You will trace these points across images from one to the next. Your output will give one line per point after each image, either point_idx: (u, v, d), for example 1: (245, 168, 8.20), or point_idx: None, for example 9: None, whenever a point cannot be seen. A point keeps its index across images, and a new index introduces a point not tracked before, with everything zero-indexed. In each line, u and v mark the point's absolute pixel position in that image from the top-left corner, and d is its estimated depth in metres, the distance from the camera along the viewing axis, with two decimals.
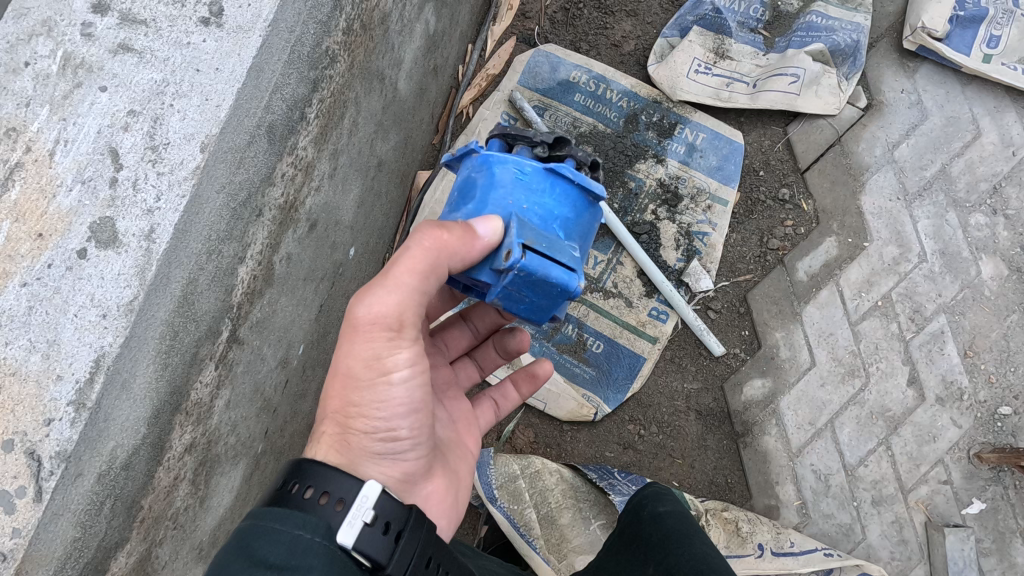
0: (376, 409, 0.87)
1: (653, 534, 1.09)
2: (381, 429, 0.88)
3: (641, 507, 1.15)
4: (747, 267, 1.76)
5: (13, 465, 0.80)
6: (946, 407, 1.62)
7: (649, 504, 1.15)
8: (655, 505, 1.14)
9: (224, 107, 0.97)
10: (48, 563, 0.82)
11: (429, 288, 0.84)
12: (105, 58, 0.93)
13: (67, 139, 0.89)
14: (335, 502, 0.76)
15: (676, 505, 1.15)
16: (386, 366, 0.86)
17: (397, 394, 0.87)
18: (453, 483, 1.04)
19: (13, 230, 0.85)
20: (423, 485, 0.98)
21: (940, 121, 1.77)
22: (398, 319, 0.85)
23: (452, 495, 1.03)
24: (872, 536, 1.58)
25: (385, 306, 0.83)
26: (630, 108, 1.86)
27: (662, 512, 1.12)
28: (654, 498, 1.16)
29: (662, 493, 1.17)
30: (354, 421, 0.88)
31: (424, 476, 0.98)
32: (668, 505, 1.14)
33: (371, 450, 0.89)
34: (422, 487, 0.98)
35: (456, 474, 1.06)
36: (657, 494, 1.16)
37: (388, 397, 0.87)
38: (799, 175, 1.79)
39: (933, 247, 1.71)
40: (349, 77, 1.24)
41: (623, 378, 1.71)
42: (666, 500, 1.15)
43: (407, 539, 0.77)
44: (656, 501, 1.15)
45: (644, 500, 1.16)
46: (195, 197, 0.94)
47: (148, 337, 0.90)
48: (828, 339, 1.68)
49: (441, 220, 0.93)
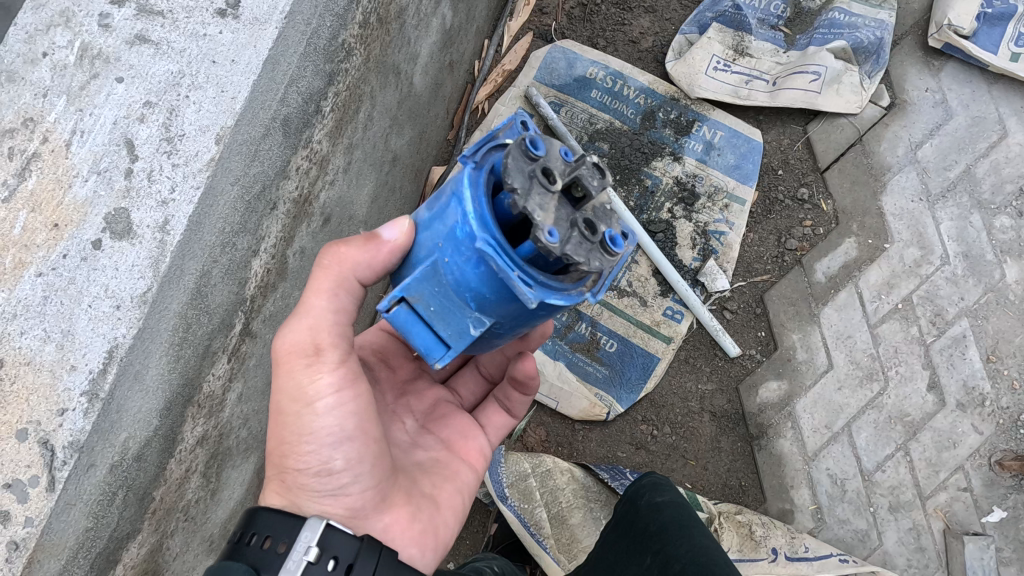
0: (304, 441, 0.85)
1: (651, 524, 1.07)
2: (314, 463, 0.86)
3: (640, 499, 1.13)
4: (764, 267, 1.74)
5: (27, 455, 0.81)
6: (967, 412, 1.59)
7: (647, 494, 1.12)
8: (653, 496, 1.11)
9: (239, 100, 0.97)
10: (61, 553, 0.83)
11: (344, 303, 0.87)
12: (121, 49, 0.93)
13: (83, 129, 0.89)
14: (279, 544, 0.75)
15: (674, 495, 1.12)
16: (310, 396, 0.85)
17: (321, 424, 0.85)
18: (430, 515, 0.96)
19: (29, 221, 0.85)
20: (381, 518, 0.90)
21: (965, 121, 1.74)
22: (312, 339, 0.85)
23: (426, 525, 0.95)
24: (889, 543, 1.55)
25: (298, 337, 0.85)
26: (647, 105, 1.83)
27: (660, 502, 1.10)
28: (652, 488, 1.13)
29: (660, 483, 1.15)
30: (288, 459, 0.87)
31: (380, 507, 0.90)
32: (666, 495, 1.11)
33: (309, 487, 0.87)
34: (381, 519, 0.90)
35: (432, 500, 0.98)
36: (655, 485, 1.14)
37: (313, 428, 0.85)
38: (819, 174, 1.77)
39: (956, 250, 1.67)
40: (364, 71, 1.23)
41: (636, 378, 1.69)
42: (664, 490, 1.13)
43: (358, 571, 0.73)
44: (654, 492, 1.12)
45: (643, 491, 1.14)
46: (209, 188, 0.94)
47: (161, 328, 0.90)
48: (846, 341, 1.66)
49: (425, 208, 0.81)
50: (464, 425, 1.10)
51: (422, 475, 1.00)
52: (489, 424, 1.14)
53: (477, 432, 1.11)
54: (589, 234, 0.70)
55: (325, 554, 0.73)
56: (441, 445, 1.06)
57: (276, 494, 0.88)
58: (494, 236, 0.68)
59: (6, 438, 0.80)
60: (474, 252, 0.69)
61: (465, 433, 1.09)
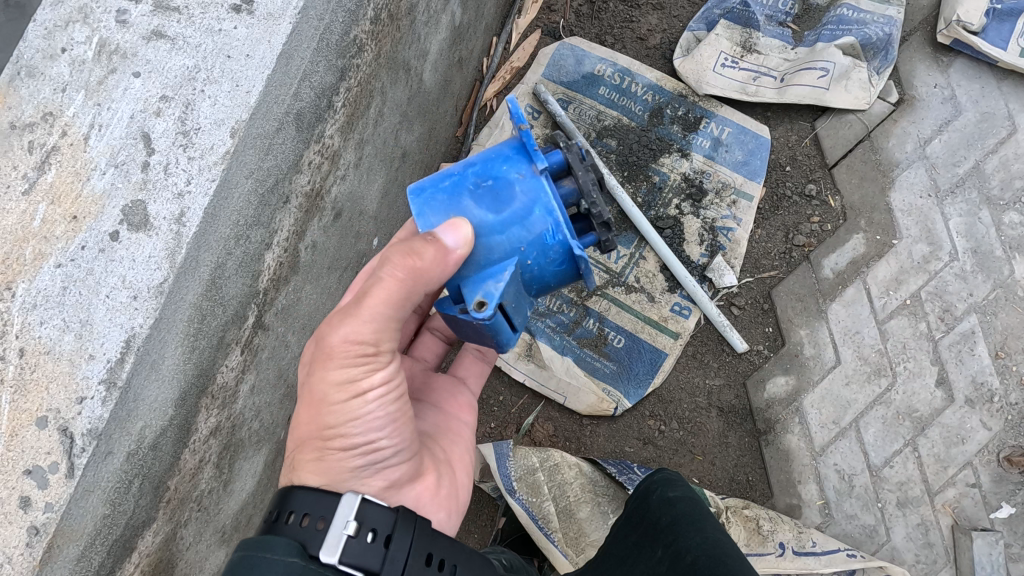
0: (353, 424, 0.85)
1: (663, 517, 1.07)
2: (361, 444, 0.86)
3: (652, 494, 1.13)
4: (771, 263, 1.74)
5: (47, 442, 0.82)
6: (976, 408, 1.59)
7: (659, 489, 1.12)
8: (665, 490, 1.11)
9: (253, 93, 0.98)
10: (78, 538, 0.84)
11: (399, 312, 0.84)
12: (138, 44, 0.95)
13: (101, 124, 0.92)
14: (319, 521, 0.76)
15: (686, 490, 1.12)
16: (362, 387, 0.84)
17: (371, 409, 0.85)
18: (453, 483, 1.01)
19: (49, 213, 0.87)
20: (415, 487, 0.94)
21: (974, 117, 1.73)
22: (374, 336, 0.83)
23: (444, 490, 0.99)
24: (896, 538, 1.55)
25: (352, 336, 0.82)
26: (655, 101, 1.84)
27: (673, 497, 1.10)
28: (665, 483, 1.13)
29: (672, 479, 1.15)
30: (332, 441, 0.86)
31: (413, 478, 0.94)
32: (678, 490, 1.11)
33: (355, 468, 0.87)
34: (414, 489, 0.94)
35: (447, 462, 1.03)
36: (667, 480, 1.14)
37: (360, 413, 0.85)
38: (827, 171, 1.77)
39: (964, 246, 1.67)
40: (375, 67, 1.24)
41: (644, 373, 1.70)
42: (676, 485, 1.13)
43: (397, 542, 0.74)
44: (666, 486, 1.12)
45: (655, 486, 1.14)
46: (224, 181, 0.95)
47: (177, 318, 0.91)
48: (854, 337, 1.66)
49: (456, 191, 0.86)
50: (448, 380, 1.16)
51: (432, 442, 1.03)
52: (467, 375, 1.20)
53: (460, 386, 1.17)
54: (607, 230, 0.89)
55: (363, 527, 0.74)
56: (435, 409, 1.10)
57: (311, 474, 0.86)
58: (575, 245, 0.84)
59: (27, 425, 0.82)
60: (561, 256, 0.84)
61: (452, 391, 1.15)
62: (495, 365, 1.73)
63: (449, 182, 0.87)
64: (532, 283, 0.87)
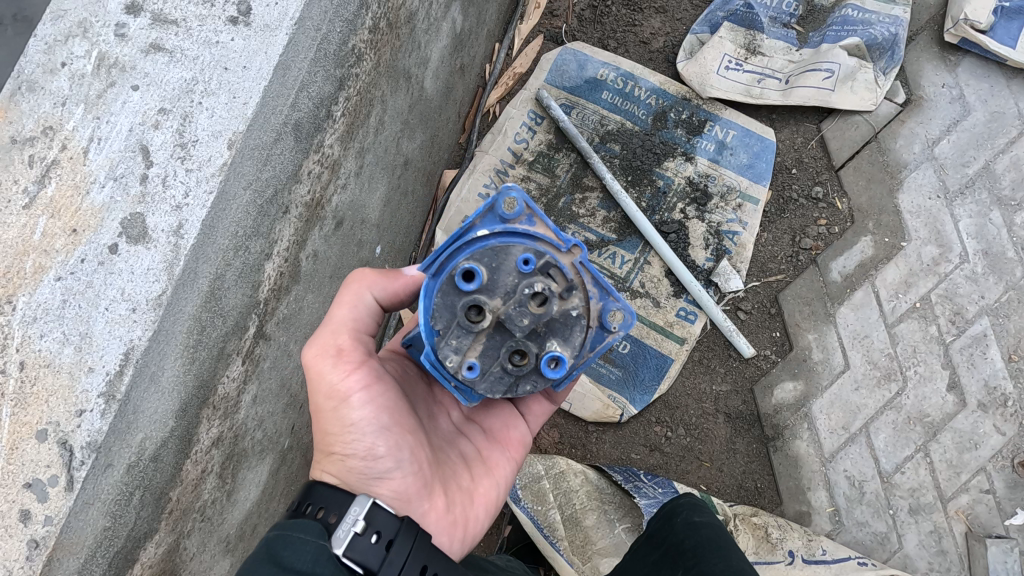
0: (349, 432, 0.89)
1: (685, 541, 1.06)
2: (361, 449, 0.89)
3: (675, 515, 1.14)
4: (778, 266, 1.72)
5: (47, 455, 0.83)
6: (989, 413, 1.57)
7: (683, 513, 1.13)
8: (690, 514, 1.12)
9: (250, 105, 0.98)
10: (78, 551, 0.84)
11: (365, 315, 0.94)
12: (137, 57, 0.96)
13: (101, 137, 0.92)
14: (330, 514, 0.79)
15: (712, 519, 1.13)
16: (345, 393, 0.89)
17: (359, 416, 0.89)
18: (463, 506, 0.99)
19: (49, 226, 0.88)
20: (424, 505, 0.93)
21: (984, 116, 1.71)
22: (334, 342, 0.91)
23: (457, 516, 0.98)
24: (909, 546, 1.52)
25: (321, 341, 0.92)
26: (658, 105, 1.83)
27: (697, 521, 1.10)
28: (690, 508, 1.14)
29: (698, 504, 1.16)
30: (335, 445, 0.91)
31: (422, 492, 0.93)
32: (703, 517, 1.12)
33: (359, 470, 0.90)
34: (422, 505, 0.93)
35: (470, 494, 1.01)
36: (693, 506, 1.15)
37: (351, 420, 0.89)
38: (833, 173, 1.75)
39: (975, 247, 1.64)
40: (375, 76, 1.24)
41: (649, 380, 1.68)
42: (703, 511, 1.14)
43: (398, 547, 0.76)
44: (691, 511, 1.13)
45: (680, 508, 1.15)
46: (222, 193, 0.95)
47: (176, 330, 0.91)
48: (863, 341, 1.63)
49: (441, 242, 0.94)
50: (504, 415, 1.10)
51: (462, 468, 1.03)
52: (530, 412, 1.12)
53: (519, 422, 1.11)
54: (511, 368, 0.82)
55: (369, 527, 0.77)
56: (480, 436, 1.08)
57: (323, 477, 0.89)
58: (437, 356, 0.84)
59: (27, 438, 0.83)
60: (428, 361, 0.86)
61: (503, 425, 1.10)
62: None
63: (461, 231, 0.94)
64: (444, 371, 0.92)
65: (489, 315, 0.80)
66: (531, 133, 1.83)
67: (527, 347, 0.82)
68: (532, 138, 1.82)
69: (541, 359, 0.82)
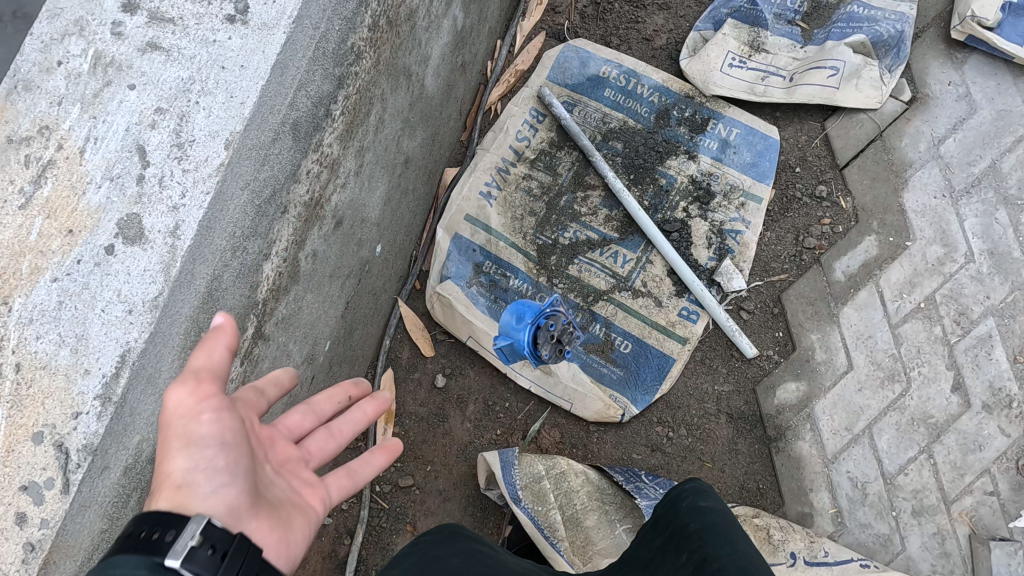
0: (189, 450, 0.77)
1: (689, 524, 0.96)
2: (197, 475, 0.77)
3: (681, 500, 1.02)
4: (781, 266, 1.71)
5: (43, 458, 0.83)
6: (993, 414, 1.55)
7: (689, 497, 1.02)
8: (695, 499, 1.01)
9: (248, 104, 0.97)
10: (76, 554, 0.83)
11: (226, 363, 0.82)
12: (133, 56, 0.95)
13: (97, 137, 0.91)
14: (167, 534, 0.69)
15: (720, 503, 1.01)
16: (196, 411, 0.79)
17: (207, 432, 0.79)
18: (295, 524, 0.86)
19: (45, 227, 0.88)
20: (252, 522, 0.79)
21: (991, 114, 1.69)
22: (198, 367, 0.80)
23: (287, 534, 0.84)
24: (912, 548, 1.51)
25: (182, 389, 0.79)
26: (661, 103, 1.81)
27: (702, 506, 0.99)
28: (697, 492, 1.03)
29: (704, 488, 1.04)
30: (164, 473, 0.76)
31: (252, 510, 0.80)
32: (710, 501, 1.00)
33: (184, 495, 0.74)
34: (250, 523, 0.79)
35: (296, 513, 0.88)
36: (699, 489, 1.04)
37: (199, 436, 0.78)
38: (837, 171, 1.73)
39: (981, 247, 1.63)
40: (375, 74, 1.22)
41: (651, 379, 1.67)
42: (710, 496, 1.02)
43: (232, 561, 0.71)
44: (697, 495, 1.01)
45: (685, 493, 1.04)
46: (219, 194, 0.94)
47: (173, 332, 0.90)
48: (867, 342, 1.62)
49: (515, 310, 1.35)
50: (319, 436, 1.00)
51: (292, 502, 0.89)
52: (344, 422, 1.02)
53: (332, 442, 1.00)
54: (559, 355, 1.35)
55: (206, 540, 0.70)
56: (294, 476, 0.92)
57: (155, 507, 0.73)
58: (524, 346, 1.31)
59: (24, 441, 0.83)
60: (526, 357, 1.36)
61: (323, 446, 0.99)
62: (500, 371, 1.70)
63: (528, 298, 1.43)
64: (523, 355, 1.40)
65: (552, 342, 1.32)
66: (532, 131, 1.82)
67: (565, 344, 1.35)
68: (534, 135, 1.81)
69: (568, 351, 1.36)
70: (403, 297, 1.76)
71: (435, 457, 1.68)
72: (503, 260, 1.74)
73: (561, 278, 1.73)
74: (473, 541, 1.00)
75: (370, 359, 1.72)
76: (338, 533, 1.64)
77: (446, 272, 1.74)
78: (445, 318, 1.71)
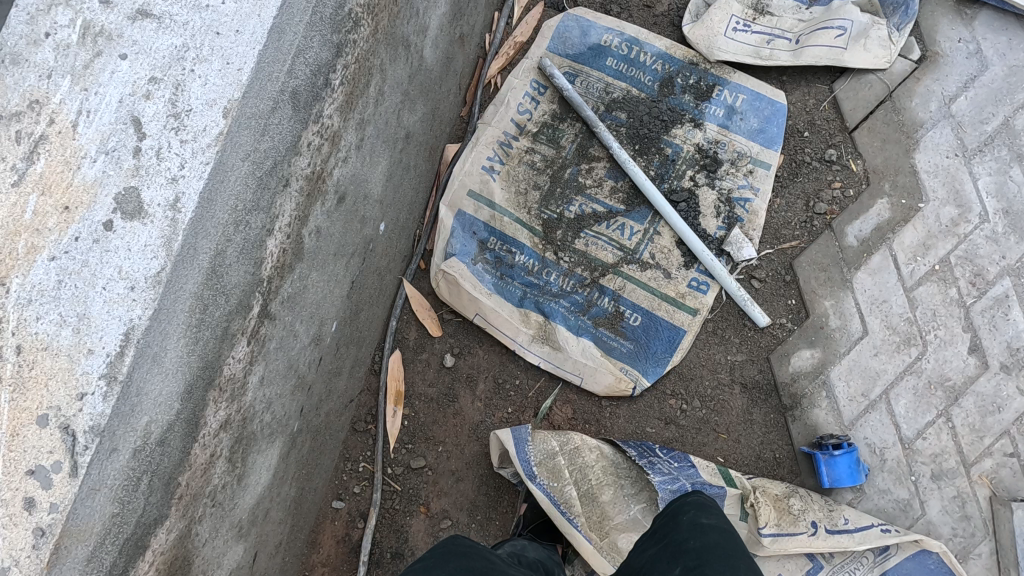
0: None
1: (689, 540, 1.01)
2: None
3: (682, 514, 1.07)
4: (792, 232, 1.68)
5: (50, 441, 0.80)
6: (1012, 374, 1.53)
7: (689, 514, 1.07)
8: (697, 516, 1.06)
9: (245, 71, 0.94)
10: (88, 538, 0.81)
11: None
12: (124, 25, 0.91)
13: (89, 109, 0.88)
14: None
15: (721, 522, 1.06)
16: None
17: None
18: None
19: (40, 204, 0.85)
20: None
21: (1003, 71, 1.65)
22: None
23: None
24: (932, 512, 1.50)
25: None
26: (665, 71, 1.77)
27: (704, 524, 1.04)
28: (698, 509, 1.08)
29: (705, 506, 1.10)
30: None
31: None
32: (711, 520, 1.05)
33: None
34: None
35: None
36: (700, 507, 1.10)
37: None
38: (847, 134, 1.70)
39: (995, 206, 1.60)
40: (373, 43, 1.18)
41: (662, 352, 1.64)
42: (711, 514, 1.07)
43: None
44: (698, 512, 1.07)
45: (685, 508, 1.09)
46: (219, 164, 0.91)
47: (178, 309, 0.88)
48: (882, 306, 1.60)
49: (846, 469, 1.47)
50: None
51: None
52: None
53: None
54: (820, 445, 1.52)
55: None
56: None
57: None
58: (848, 461, 1.47)
59: (28, 424, 0.80)
60: (849, 465, 1.47)
61: None
62: (509, 348, 1.68)
63: (844, 469, 1.47)
64: (852, 471, 1.47)
65: (831, 440, 1.51)
66: (534, 104, 1.78)
67: (828, 446, 1.50)
68: (535, 108, 1.77)
69: (840, 443, 1.50)
70: (408, 276, 1.73)
71: (446, 438, 1.66)
72: (507, 236, 1.71)
73: (568, 252, 1.70)
74: (468, 560, 1.02)
75: (377, 341, 1.70)
76: (351, 517, 1.62)
77: (451, 250, 1.71)
78: (451, 297, 1.68)
